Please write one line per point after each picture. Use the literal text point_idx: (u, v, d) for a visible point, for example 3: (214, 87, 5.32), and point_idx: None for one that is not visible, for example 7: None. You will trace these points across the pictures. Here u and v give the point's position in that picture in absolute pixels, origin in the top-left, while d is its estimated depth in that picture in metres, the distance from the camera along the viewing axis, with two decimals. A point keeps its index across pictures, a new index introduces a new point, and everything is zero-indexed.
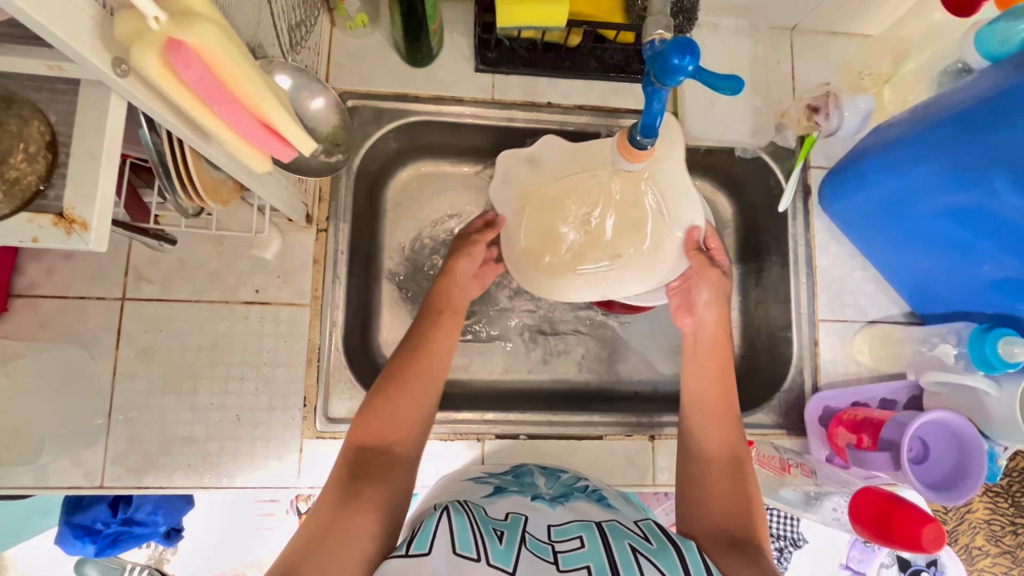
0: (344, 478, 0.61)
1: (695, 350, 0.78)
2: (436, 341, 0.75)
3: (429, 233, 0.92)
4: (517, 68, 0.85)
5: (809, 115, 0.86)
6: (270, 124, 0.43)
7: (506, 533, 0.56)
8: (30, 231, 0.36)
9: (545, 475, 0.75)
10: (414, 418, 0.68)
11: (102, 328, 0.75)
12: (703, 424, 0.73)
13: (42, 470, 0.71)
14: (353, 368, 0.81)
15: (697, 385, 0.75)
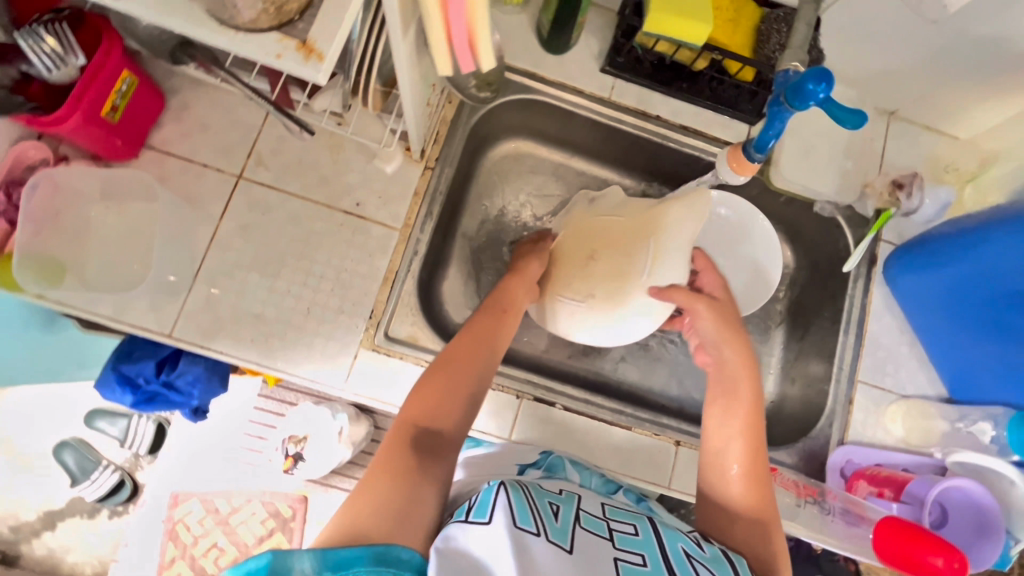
0: (399, 451, 0.60)
1: (729, 402, 0.74)
2: (483, 325, 0.75)
3: (512, 208, 1.01)
4: (638, 78, 0.92)
5: (892, 190, 0.91)
6: (473, 32, 0.52)
7: (559, 509, 0.58)
8: (276, 49, 0.42)
9: (574, 467, 0.77)
10: (464, 390, 0.68)
11: (215, 196, 0.81)
12: (732, 479, 0.69)
13: (125, 304, 0.76)
14: (419, 297, 0.85)
15: (734, 440, 0.71)
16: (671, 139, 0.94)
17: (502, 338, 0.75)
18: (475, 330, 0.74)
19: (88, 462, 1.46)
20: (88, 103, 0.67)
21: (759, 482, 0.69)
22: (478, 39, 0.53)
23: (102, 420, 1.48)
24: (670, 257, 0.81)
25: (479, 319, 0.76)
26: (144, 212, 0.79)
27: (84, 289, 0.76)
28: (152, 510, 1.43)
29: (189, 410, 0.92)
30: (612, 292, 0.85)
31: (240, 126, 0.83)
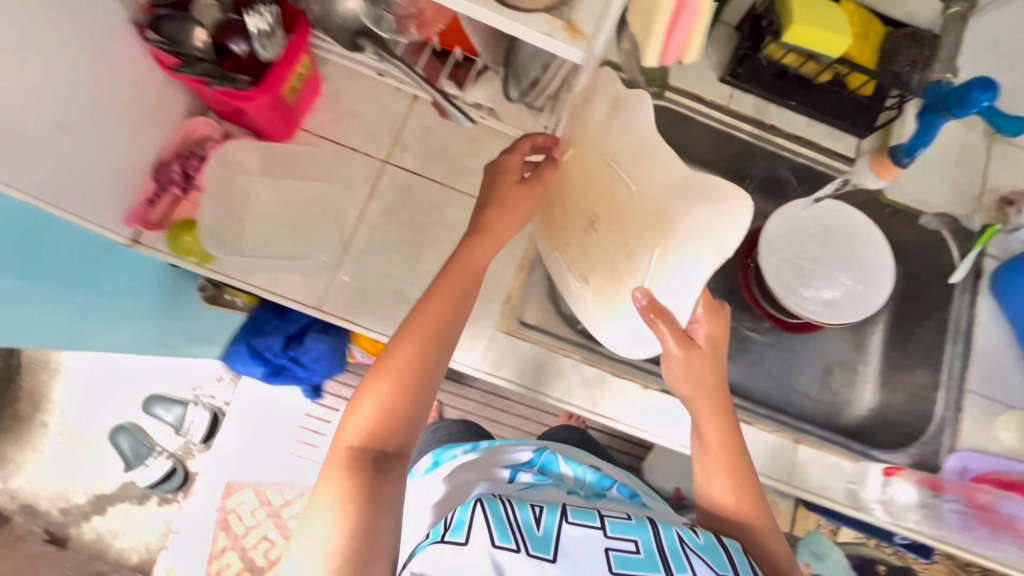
0: (347, 481, 0.57)
1: (708, 436, 0.73)
2: (428, 324, 0.65)
3: None
4: (757, 89, 0.96)
5: (1001, 206, 0.95)
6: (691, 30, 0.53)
7: (542, 515, 0.59)
8: (546, 28, 0.45)
9: (571, 465, 0.84)
10: (406, 404, 0.61)
11: (363, 179, 0.84)
12: (722, 483, 0.71)
13: (278, 276, 0.80)
14: (546, 284, 0.88)
15: (717, 474, 0.72)
16: (786, 149, 0.98)
17: (452, 331, 0.67)
18: (415, 333, 0.65)
19: (143, 447, 1.60)
20: (278, 83, 0.69)
21: (750, 506, 0.70)
22: (693, 33, 0.54)
23: (158, 407, 1.63)
24: (682, 277, 0.68)
25: (423, 312, 0.66)
26: (300, 191, 0.84)
27: (242, 258, 0.79)
28: (209, 497, 1.57)
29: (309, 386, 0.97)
30: (607, 280, 0.78)
31: (388, 114, 0.87)
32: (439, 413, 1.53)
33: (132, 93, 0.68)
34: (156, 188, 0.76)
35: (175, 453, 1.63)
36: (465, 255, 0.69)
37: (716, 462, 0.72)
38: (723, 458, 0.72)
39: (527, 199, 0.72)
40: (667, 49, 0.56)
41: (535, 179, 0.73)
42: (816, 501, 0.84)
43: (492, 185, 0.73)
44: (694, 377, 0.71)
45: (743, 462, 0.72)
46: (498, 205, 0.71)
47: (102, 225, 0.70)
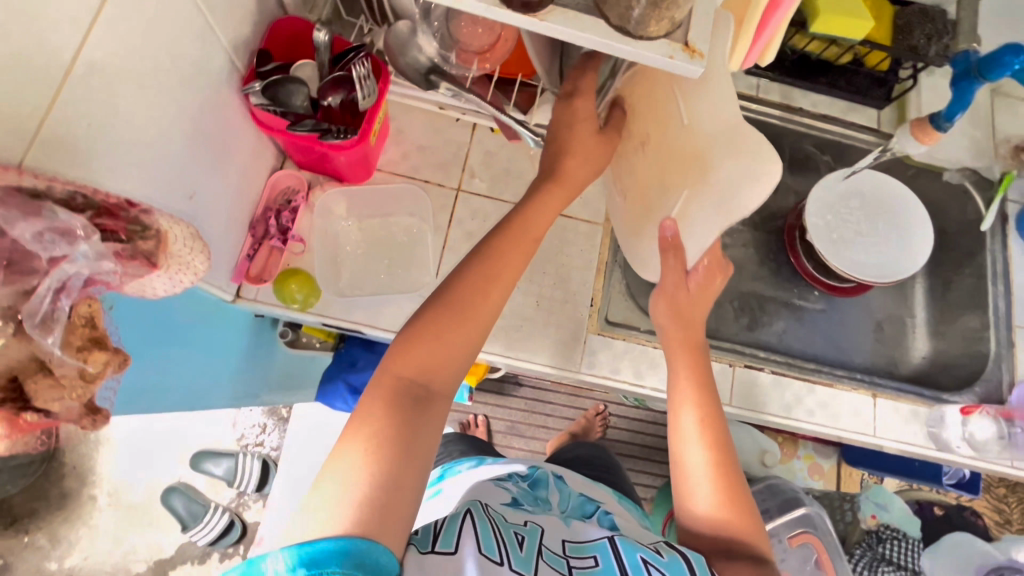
0: (387, 419, 0.55)
1: (687, 442, 0.71)
2: (474, 289, 0.64)
3: None
4: (781, 77, 1.03)
5: (1016, 153, 1.06)
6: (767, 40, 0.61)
7: (525, 539, 0.59)
8: (668, 52, 0.50)
9: (562, 488, 0.77)
10: (457, 347, 0.62)
11: (441, 208, 0.88)
12: (706, 467, 0.69)
13: (376, 310, 0.82)
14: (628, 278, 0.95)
15: (699, 483, 0.68)
16: (815, 128, 1.06)
17: (496, 300, 0.66)
18: (461, 296, 0.64)
19: (198, 506, 1.59)
20: (371, 129, 0.74)
21: (735, 524, 0.66)
22: (771, 43, 0.62)
23: (207, 462, 1.62)
24: (698, 224, 0.66)
25: (466, 279, 0.65)
26: (383, 227, 0.88)
27: (342, 298, 0.82)
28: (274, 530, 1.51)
29: None
30: (639, 202, 0.78)
31: (452, 143, 0.91)
32: (485, 426, 1.54)
33: (240, 155, 0.72)
34: (252, 243, 0.79)
35: (230, 506, 1.64)
36: (501, 244, 0.68)
37: (697, 466, 0.69)
38: (704, 463, 0.69)
39: (605, 153, 0.72)
40: (747, 57, 0.64)
41: (611, 129, 0.73)
42: (901, 449, 0.91)
43: (569, 132, 0.70)
44: (694, 335, 0.77)
45: (729, 469, 0.69)
46: (542, 189, 0.72)
47: (214, 284, 0.73)
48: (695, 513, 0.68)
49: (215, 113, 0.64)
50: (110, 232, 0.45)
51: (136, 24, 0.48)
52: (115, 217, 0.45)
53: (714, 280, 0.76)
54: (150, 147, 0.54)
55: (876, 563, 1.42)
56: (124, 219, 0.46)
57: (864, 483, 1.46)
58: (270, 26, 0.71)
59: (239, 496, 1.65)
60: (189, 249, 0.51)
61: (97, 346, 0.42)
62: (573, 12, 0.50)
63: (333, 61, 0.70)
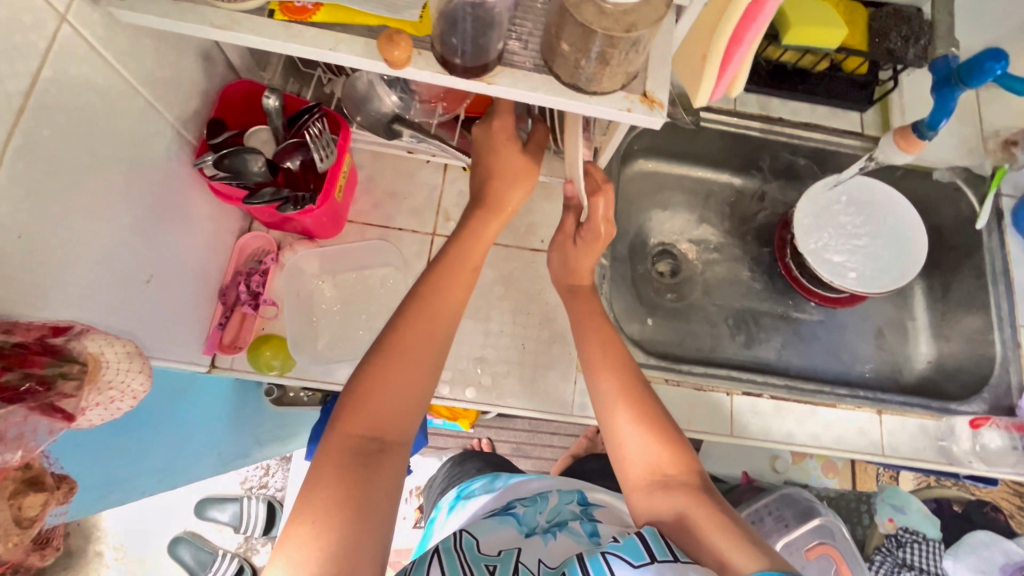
0: (337, 479, 0.54)
1: (604, 370, 0.67)
2: (421, 332, 0.63)
3: (655, 239, 1.11)
4: (758, 86, 1.00)
5: (1007, 147, 1.01)
6: (734, 72, 0.59)
7: (498, 566, 0.60)
8: (626, 104, 0.48)
9: (562, 495, 0.77)
10: (407, 388, 0.61)
11: (416, 255, 0.86)
12: (621, 403, 0.64)
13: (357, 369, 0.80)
14: (627, 270, 1.06)
15: (622, 412, 0.63)
16: (798, 137, 1.02)
17: (444, 342, 0.65)
18: (403, 343, 0.62)
19: (205, 554, 1.58)
20: (333, 189, 0.72)
21: (663, 449, 0.61)
22: (739, 74, 0.60)
23: (212, 509, 1.59)
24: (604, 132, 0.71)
25: (410, 320, 0.64)
26: (359, 280, 0.85)
27: (323, 362, 0.80)
28: None
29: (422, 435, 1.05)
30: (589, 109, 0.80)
31: (423, 188, 0.89)
32: (491, 448, 1.51)
33: (201, 225, 0.70)
34: (224, 311, 0.77)
35: (238, 552, 1.62)
36: (435, 281, 0.67)
37: (617, 400, 0.64)
38: (622, 395, 0.65)
39: (534, 170, 0.73)
40: (715, 90, 0.61)
41: (537, 145, 0.73)
42: (908, 465, 0.88)
43: (497, 154, 0.71)
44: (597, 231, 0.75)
45: (647, 396, 0.65)
46: (482, 220, 0.71)
47: (184, 358, 0.71)
48: (626, 448, 0.62)
49: (164, 199, 0.61)
50: (27, 388, 0.39)
51: (63, 125, 0.46)
52: (32, 360, 0.39)
53: (600, 232, 0.75)
54: (81, 253, 0.50)
55: (898, 569, 1.38)
56: (43, 361, 0.40)
57: (880, 482, 1.42)
58: (220, 94, 0.68)
59: (246, 541, 1.62)
60: (122, 373, 0.47)
61: (33, 489, 0.40)
62: (521, 72, 0.48)
63: (287, 122, 0.68)
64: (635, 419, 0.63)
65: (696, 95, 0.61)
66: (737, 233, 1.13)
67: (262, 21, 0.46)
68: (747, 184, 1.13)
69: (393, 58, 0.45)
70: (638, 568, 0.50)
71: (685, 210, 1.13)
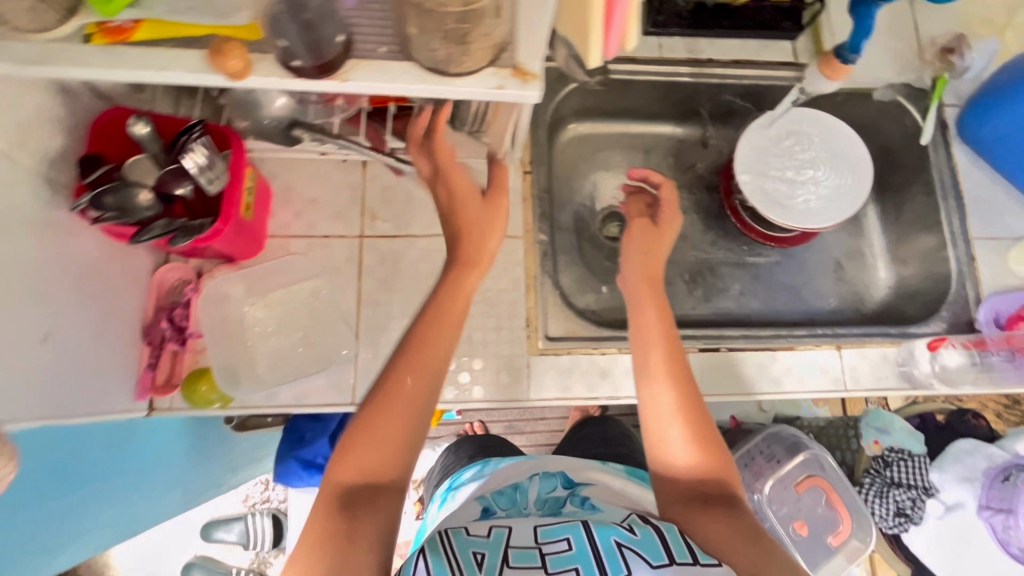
0: (320, 525, 0.52)
1: (660, 382, 0.66)
2: (418, 367, 0.61)
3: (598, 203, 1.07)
4: (682, 28, 0.95)
5: (944, 56, 0.97)
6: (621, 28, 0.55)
7: (487, 553, 0.54)
8: (496, 81, 0.44)
9: (544, 481, 0.73)
10: (405, 422, 0.59)
11: (346, 261, 0.83)
12: (676, 418, 0.64)
13: (301, 387, 0.78)
14: (574, 239, 1.04)
15: (674, 425, 0.64)
16: (730, 76, 0.98)
17: (438, 379, 0.62)
18: (404, 382, 0.60)
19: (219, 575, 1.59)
20: (235, 208, 0.68)
21: (708, 467, 0.62)
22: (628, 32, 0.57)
23: (218, 531, 1.59)
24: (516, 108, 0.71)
25: (410, 354, 0.62)
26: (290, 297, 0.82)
27: (262, 388, 0.77)
28: None
29: None
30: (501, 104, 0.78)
31: (344, 190, 0.85)
32: (483, 431, 1.51)
33: (101, 271, 0.66)
34: (151, 352, 0.74)
35: (252, 568, 1.63)
36: (429, 315, 0.64)
37: (673, 415, 0.64)
38: (678, 406, 0.65)
39: (501, 211, 0.71)
40: (607, 48, 0.58)
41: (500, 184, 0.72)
42: (874, 396, 0.87)
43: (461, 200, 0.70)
44: (656, 274, 0.76)
45: (700, 412, 0.65)
46: (464, 262, 0.67)
47: (115, 410, 0.68)
48: (670, 458, 0.63)
49: (43, 252, 0.57)
50: None
51: None
52: None
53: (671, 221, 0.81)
54: None
55: (888, 488, 1.34)
56: None
57: (868, 407, 1.42)
58: (88, 127, 0.63)
59: (259, 556, 1.62)
60: None
61: None
62: (376, 63, 0.44)
63: (171, 145, 0.63)
64: (687, 435, 0.63)
65: (592, 25, 0.54)
66: (683, 186, 1.10)
67: (76, 49, 0.42)
68: (688, 132, 1.09)
69: (229, 68, 0.41)
70: (657, 568, 0.50)
71: (628, 168, 1.09)
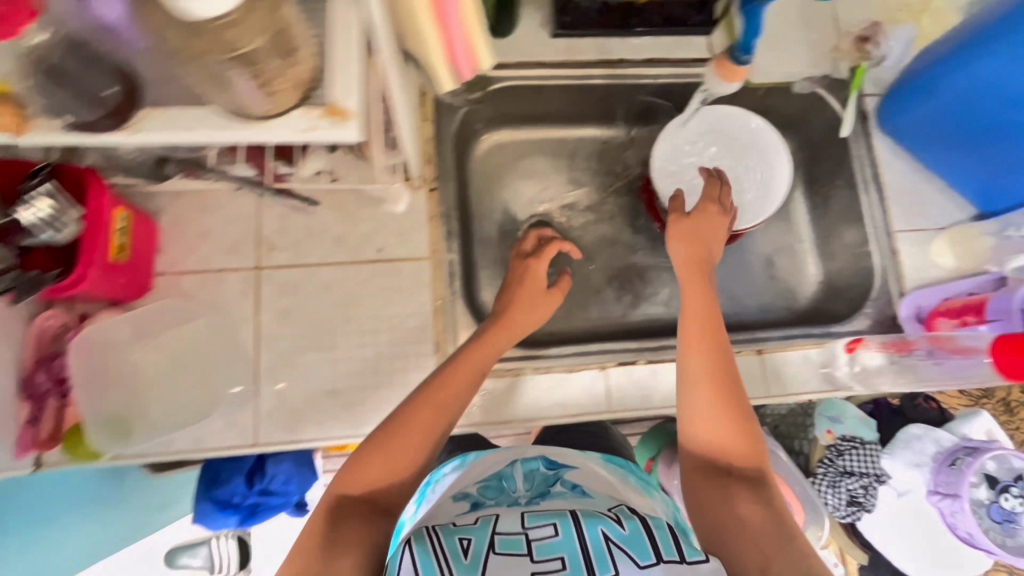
0: (314, 528, 0.60)
1: (699, 356, 0.71)
2: (437, 396, 0.70)
3: (521, 212, 1.03)
4: (590, 29, 0.92)
5: (859, 45, 0.93)
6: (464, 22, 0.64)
7: (470, 540, 0.51)
8: (305, 124, 0.42)
9: (525, 463, 0.67)
10: (419, 443, 0.67)
11: (242, 296, 0.79)
12: (708, 392, 0.68)
13: (200, 431, 0.75)
14: (498, 252, 1.00)
15: (705, 399, 0.68)
16: (644, 76, 0.95)
17: (452, 419, 0.70)
18: (418, 413, 0.68)
19: None
20: (96, 253, 0.64)
21: (737, 445, 0.66)
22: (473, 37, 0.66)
23: None
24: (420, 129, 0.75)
25: (431, 389, 0.70)
26: (183, 337, 0.78)
27: (156, 435, 0.74)
28: None
29: (293, 506, 0.93)
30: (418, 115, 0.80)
31: (237, 220, 0.81)
32: None
33: None
34: (32, 406, 0.69)
35: None
36: (451, 362, 0.73)
37: (710, 390, 0.68)
38: (713, 382, 0.69)
39: (550, 301, 0.86)
40: (459, 68, 0.71)
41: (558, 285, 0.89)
42: (796, 400, 0.86)
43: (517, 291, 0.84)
44: (701, 256, 0.81)
45: (733, 392, 0.69)
46: (489, 336, 0.77)
47: None
48: (702, 431, 0.67)
49: None
50: None
51: None
52: None
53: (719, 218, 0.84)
54: None
55: (841, 478, 1.30)
56: None
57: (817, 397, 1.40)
58: None
59: None
60: None
61: None
62: (166, 113, 0.42)
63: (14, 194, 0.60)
64: (720, 410, 0.67)
65: (429, 50, 0.67)
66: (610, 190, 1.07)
67: None
68: (612, 133, 1.05)
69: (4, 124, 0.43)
70: (644, 568, 0.48)
71: (551, 174, 1.05)
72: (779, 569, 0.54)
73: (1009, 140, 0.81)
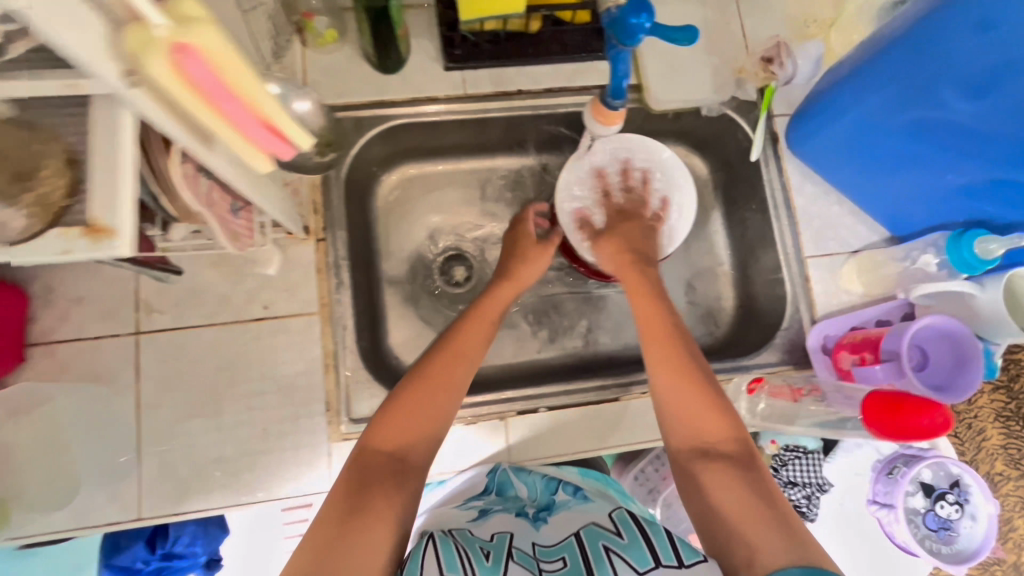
0: (333, 502, 0.59)
1: (656, 344, 0.72)
2: (428, 381, 0.70)
3: (429, 248, 1.00)
4: (484, 61, 0.89)
5: (764, 67, 0.89)
6: (274, 126, 0.47)
7: (491, 550, 0.65)
8: (63, 245, 0.42)
9: (523, 476, 0.78)
10: (419, 423, 0.67)
11: (120, 365, 0.76)
12: (679, 374, 0.69)
13: (79, 508, 0.73)
14: (407, 291, 0.97)
15: (670, 380, 0.69)
16: (543, 106, 0.92)
17: (449, 408, 0.69)
18: (418, 394, 0.68)
19: None
20: None
21: (713, 421, 0.66)
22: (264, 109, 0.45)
23: None
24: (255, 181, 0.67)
25: (418, 376, 0.70)
26: (59, 411, 0.75)
27: (34, 515, 0.72)
28: None
29: (202, 566, 0.90)
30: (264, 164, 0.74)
31: (112, 284, 0.78)
32: None
33: None
34: None
35: None
36: (444, 347, 0.73)
37: (676, 375, 0.69)
38: (676, 365, 0.70)
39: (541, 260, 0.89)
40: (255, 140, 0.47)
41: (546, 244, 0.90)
42: None
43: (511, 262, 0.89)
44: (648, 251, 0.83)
45: (704, 374, 0.69)
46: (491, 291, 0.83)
47: None
48: (676, 416, 0.68)
49: None
50: None
51: None
52: None
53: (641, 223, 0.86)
54: None
55: None
56: None
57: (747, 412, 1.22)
58: None
59: None
60: None
61: None
62: None
63: None
64: (694, 389, 0.68)
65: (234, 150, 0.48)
66: None
67: None
68: (523, 161, 1.02)
69: None
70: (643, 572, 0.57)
71: (462, 207, 1.02)
72: (764, 556, 0.54)
73: (911, 169, 0.79)
